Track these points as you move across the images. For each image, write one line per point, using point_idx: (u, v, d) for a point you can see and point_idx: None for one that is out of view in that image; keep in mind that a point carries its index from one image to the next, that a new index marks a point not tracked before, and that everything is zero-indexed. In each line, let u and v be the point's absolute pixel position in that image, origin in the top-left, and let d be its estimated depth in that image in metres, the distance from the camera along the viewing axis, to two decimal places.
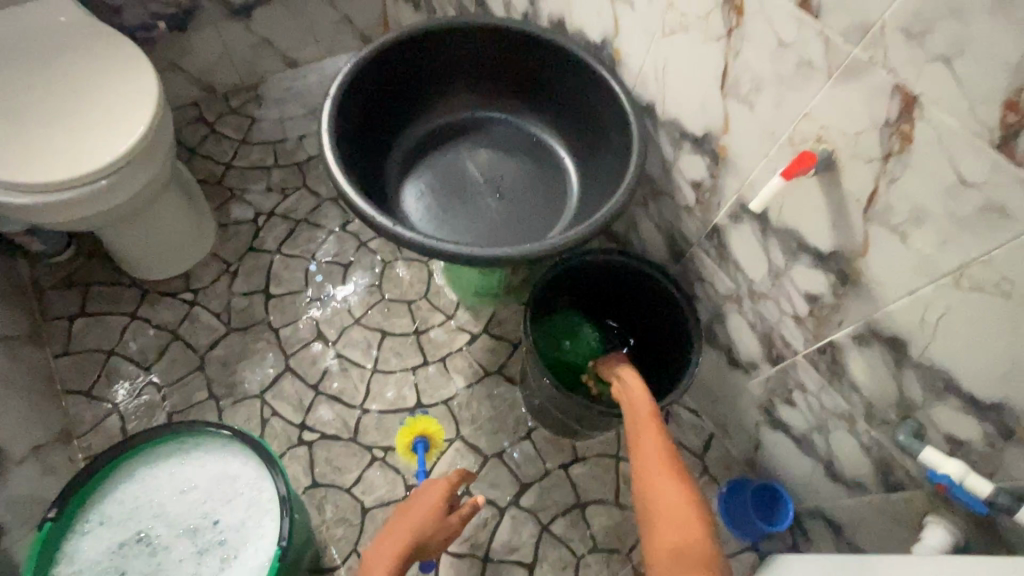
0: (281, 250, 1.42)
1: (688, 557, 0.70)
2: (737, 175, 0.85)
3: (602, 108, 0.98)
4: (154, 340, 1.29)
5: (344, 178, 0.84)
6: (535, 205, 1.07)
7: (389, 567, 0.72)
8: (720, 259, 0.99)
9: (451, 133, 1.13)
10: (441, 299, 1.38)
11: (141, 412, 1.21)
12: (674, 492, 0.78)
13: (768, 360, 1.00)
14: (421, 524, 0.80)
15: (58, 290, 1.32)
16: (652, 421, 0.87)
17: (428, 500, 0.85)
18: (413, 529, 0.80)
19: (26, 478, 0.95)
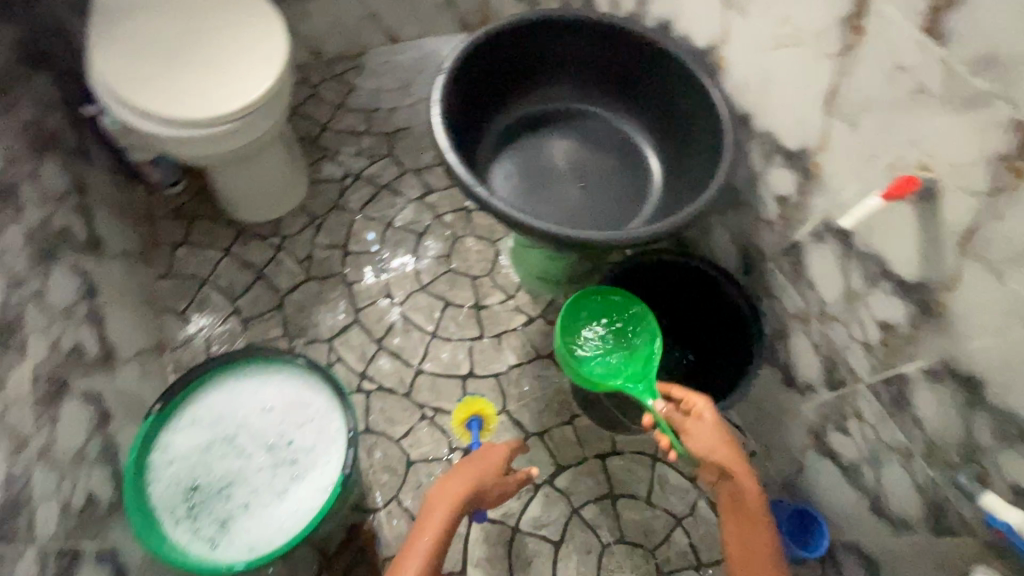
0: (363, 211, 1.51)
1: None
2: (826, 194, 0.86)
3: (696, 113, 1.00)
4: (243, 275, 1.41)
5: (450, 149, 0.91)
6: (616, 198, 1.10)
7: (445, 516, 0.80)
8: (794, 277, 0.99)
9: (544, 120, 1.17)
10: (505, 278, 1.44)
11: (224, 338, 1.33)
12: None
13: (828, 384, 0.99)
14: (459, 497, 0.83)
15: (167, 219, 1.46)
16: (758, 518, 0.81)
17: (477, 467, 0.89)
18: (456, 493, 0.84)
19: (129, 376, 1.08)
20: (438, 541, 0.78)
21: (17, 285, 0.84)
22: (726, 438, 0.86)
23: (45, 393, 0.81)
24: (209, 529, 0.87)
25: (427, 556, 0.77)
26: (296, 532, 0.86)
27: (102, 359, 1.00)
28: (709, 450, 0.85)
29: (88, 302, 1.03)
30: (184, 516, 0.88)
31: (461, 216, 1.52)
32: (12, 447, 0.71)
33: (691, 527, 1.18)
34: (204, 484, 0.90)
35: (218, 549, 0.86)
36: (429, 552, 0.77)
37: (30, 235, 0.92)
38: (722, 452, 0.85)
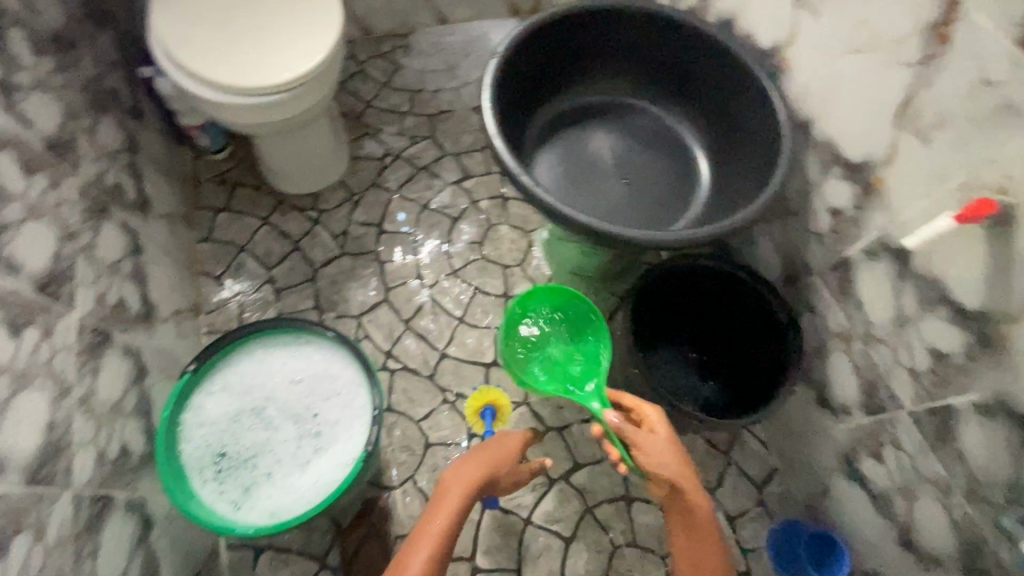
0: (400, 191, 1.52)
1: None
2: (886, 211, 0.81)
3: (752, 117, 0.96)
4: (279, 245, 1.43)
5: (498, 136, 0.89)
6: (660, 198, 1.08)
7: (460, 498, 0.81)
8: (840, 294, 0.95)
9: (593, 112, 1.14)
10: (536, 270, 1.42)
11: (257, 305, 1.36)
12: None
13: (865, 408, 0.96)
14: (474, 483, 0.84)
15: (210, 184, 1.49)
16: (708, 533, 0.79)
17: (495, 452, 0.90)
18: (474, 476, 0.85)
19: (166, 334, 1.10)
20: (449, 527, 0.78)
21: (69, 237, 0.86)
22: (676, 450, 0.83)
23: (89, 344, 0.84)
24: (233, 493, 0.90)
25: (435, 543, 0.76)
26: (318, 503, 0.87)
27: (142, 316, 1.03)
28: (664, 466, 0.80)
29: (133, 259, 1.06)
30: (210, 478, 0.90)
31: (497, 203, 1.51)
32: (57, 392, 0.73)
33: None
34: (232, 449, 0.92)
35: (241, 513, 0.88)
36: (437, 539, 0.77)
37: (85, 190, 0.95)
38: (675, 467, 0.81)
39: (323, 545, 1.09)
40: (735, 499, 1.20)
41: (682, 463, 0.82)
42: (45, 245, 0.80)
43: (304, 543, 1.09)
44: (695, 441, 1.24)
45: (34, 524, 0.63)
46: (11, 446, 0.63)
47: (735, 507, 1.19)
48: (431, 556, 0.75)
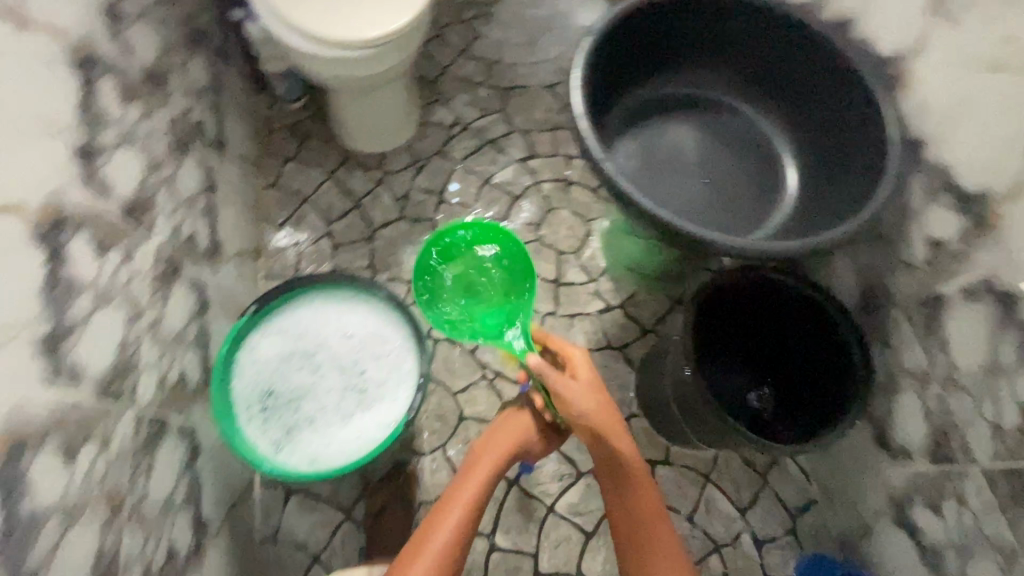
0: (465, 163, 1.50)
1: None
2: (999, 251, 0.74)
3: (856, 130, 0.89)
4: (341, 201, 1.45)
5: (583, 117, 0.86)
6: (738, 203, 1.02)
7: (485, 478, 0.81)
8: (924, 332, 0.88)
9: (680, 104, 1.09)
10: (591, 260, 1.39)
11: (314, 257, 1.39)
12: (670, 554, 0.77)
13: (930, 456, 0.90)
14: (511, 447, 0.86)
15: (282, 132, 1.52)
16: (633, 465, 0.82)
17: (516, 427, 0.88)
18: (500, 450, 0.85)
19: (228, 273, 1.14)
20: (482, 490, 0.80)
21: (154, 167, 0.89)
22: (596, 392, 0.84)
23: (161, 273, 0.86)
24: (276, 434, 0.92)
25: (468, 505, 0.77)
26: (356, 458, 0.89)
27: (209, 253, 1.06)
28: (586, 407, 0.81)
29: (207, 196, 1.09)
30: (256, 416, 0.93)
31: (559, 187, 1.48)
32: (130, 314, 0.76)
33: (730, 557, 1.13)
34: (278, 390, 0.95)
35: (281, 454, 0.91)
36: (471, 500, 0.78)
37: (172, 123, 0.97)
38: (595, 408, 0.82)
39: (351, 498, 1.11)
40: (767, 523, 1.15)
41: (603, 407, 0.82)
42: (133, 171, 0.82)
43: (333, 493, 1.11)
44: (732, 458, 1.20)
45: (100, 435, 0.66)
46: (87, 359, 0.66)
47: (766, 531, 1.15)
48: (465, 516, 0.76)
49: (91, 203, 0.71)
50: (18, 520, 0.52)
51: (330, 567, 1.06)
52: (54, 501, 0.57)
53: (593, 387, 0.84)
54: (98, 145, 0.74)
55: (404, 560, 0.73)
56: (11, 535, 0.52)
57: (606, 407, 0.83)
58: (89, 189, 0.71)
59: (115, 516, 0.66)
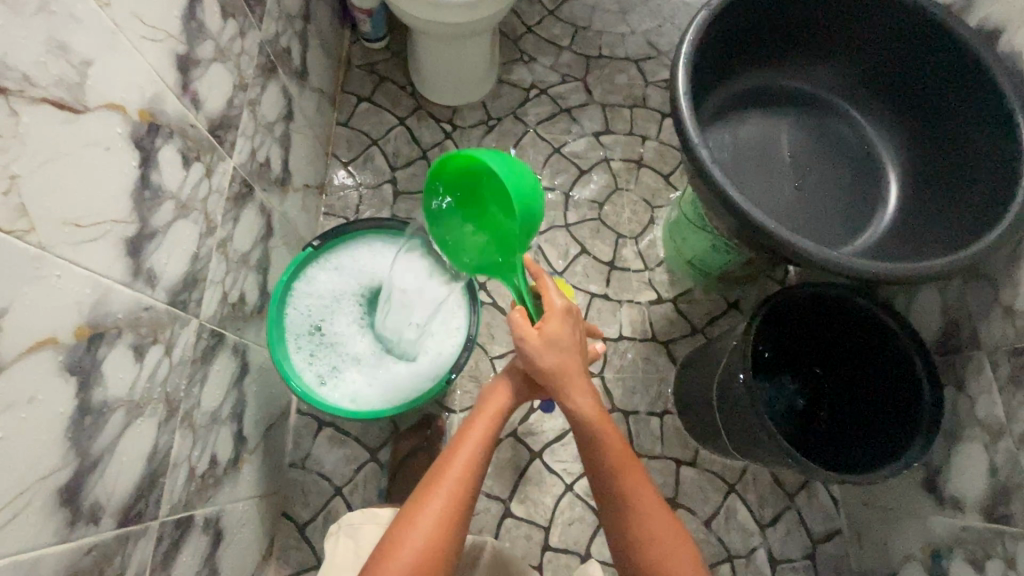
0: (537, 128, 1.46)
1: None
2: None
3: (981, 155, 0.81)
4: (408, 149, 1.44)
5: (684, 95, 0.81)
6: (829, 214, 0.96)
7: (473, 454, 0.72)
8: (1008, 383, 0.82)
9: (784, 100, 1.03)
10: (649, 249, 1.35)
11: (375, 201, 1.39)
12: (657, 508, 0.71)
13: (984, 511, 0.85)
14: (498, 419, 0.77)
15: (360, 71, 1.51)
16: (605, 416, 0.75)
17: (492, 398, 0.79)
18: (485, 422, 0.76)
19: (293, 204, 1.15)
20: (469, 476, 0.70)
21: (242, 88, 0.89)
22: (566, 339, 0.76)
23: (235, 194, 0.88)
24: (321, 368, 0.95)
25: (455, 493, 0.68)
26: (394, 404, 0.92)
27: (279, 181, 1.07)
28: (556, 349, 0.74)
29: (284, 124, 1.09)
30: (304, 348, 0.96)
31: (629, 168, 1.42)
32: (204, 229, 0.78)
33: (741, 569, 1.11)
34: (329, 328, 0.98)
35: (323, 387, 0.94)
36: (456, 487, 0.69)
37: (262, 46, 0.97)
38: (566, 353, 0.75)
39: (378, 441, 1.14)
40: (786, 544, 1.13)
41: (565, 359, 0.75)
42: (223, 88, 0.82)
43: (362, 432, 1.14)
44: (762, 473, 1.17)
45: (166, 340, 0.68)
46: (164, 266, 0.68)
47: (782, 551, 1.12)
48: (449, 506, 0.67)
49: (184, 113, 0.72)
50: (91, 406, 0.55)
51: (350, 501, 1.10)
52: (124, 394, 0.60)
53: (560, 334, 0.75)
54: (195, 57, 0.74)
55: (387, 550, 0.65)
56: (85, 419, 0.55)
57: (575, 353, 0.76)
58: (183, 101, 0.72)
59: (170, 418, 0.69)
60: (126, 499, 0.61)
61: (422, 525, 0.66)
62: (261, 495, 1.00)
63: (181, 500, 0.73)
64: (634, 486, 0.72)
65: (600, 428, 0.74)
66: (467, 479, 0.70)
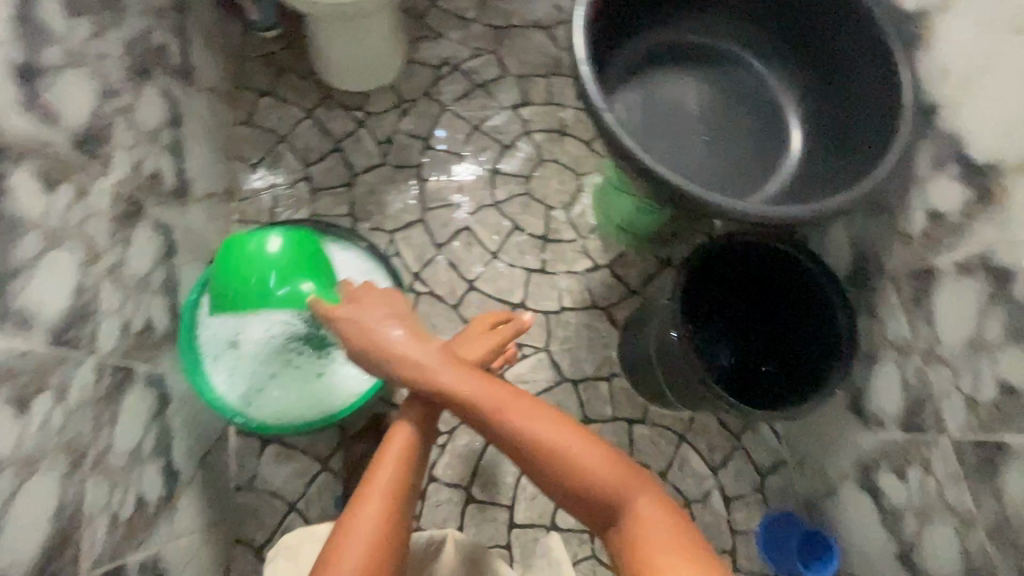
0: (454, 107, 1.42)
1: (602, 492, 0.64)
2: (1001, 225, 0.73)
3: (869, 93, 0.85)
4: (320, 142, 1.36)
5: (585, 59, 0.80)
6: (738, 166, 0.98)
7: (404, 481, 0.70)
8: (911, 305, 0.88)
9: (688, 57, 1.04)
10: (581, 218, 1.35)
11: (290, 202, 1.31)
12: (527, 410, 0.69)
13: (901, 425, 0.92)
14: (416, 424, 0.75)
15: (257, 64, 1.41)
16: (444, 357, 0.74)
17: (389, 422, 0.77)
18: (403, 442, 0.73)
19: (198, 215, 1.07)
20: (401, 480, 0.70)
21: (110, 95, 0.81)
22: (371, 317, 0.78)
23: (121, 214, 0.80)
24: (244, 387, 0.91)
25: (382, 515, 0.65)
26: (331, 414, 0.90)
27: (176, 193, 0.99)
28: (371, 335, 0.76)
29: (172, 130, 1.00)
30: (224, 368, 0.91)
31: (551, 138, 1.41)
32: (86, 257, 0.71)
33: (699, 513, 1.17)
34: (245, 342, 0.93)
35: (249, 408, 0.90)
36: (386, 494, 0.67)
37: (129, 45, 0.88)
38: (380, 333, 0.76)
39: (328, 450, 1.10)
40: (736, 481, 1.19)
41: (367, 337, 0.77)
42: (84, 98, 0.74)
43: (310, 444, 1.10)
44: (708, 420, 1.22)
45: (57, 385, 0.62)
46: (39, 304, 0.61)
47: (734, 489, 1.19)
48: (383, 512, 0.66)
49: (35, 131, 0.64)
50: None
51: (306, 515, 1.06)
52: (6, 453, 0.54)
53: (357, 326, 0.77)
54: (40, 65, 0.66)
55: (328, 557, 0.63)
56: None
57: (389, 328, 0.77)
58: (32, 117, 0.64)
59: (75, 468, 0.63)
60: (31, 565, 0.56)
61: (355, 537, 0.64)
62: (207, 527, 0.95)
63: (105, 552, 0.67)
64: (500, 403, 0.69)
65: (442, 373, 0.72)
66: (396, 486, 0.69)
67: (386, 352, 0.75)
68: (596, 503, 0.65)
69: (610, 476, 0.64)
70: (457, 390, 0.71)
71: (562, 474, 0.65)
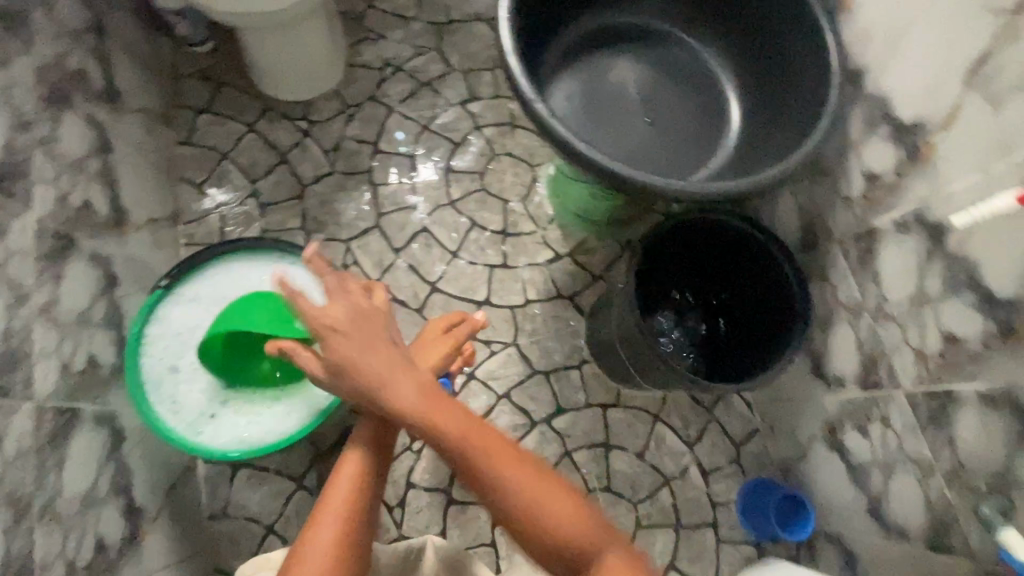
0: (400, 108, 1.39)
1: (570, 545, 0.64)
2: (932, 181, 0.74)
3: (799, 62, 0.86)
4: (265, 156, 1.33)
5: (512, 50, 0.79)
6: (681, 146, 0.98)
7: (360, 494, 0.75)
8: (858, 267, 0.90)
9: (623, 39, 1.04)
10: (538, 209, 1.35)
11: (240, 220, 1.28)
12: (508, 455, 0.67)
13: (859, 383, 0.94)
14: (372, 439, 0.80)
15: (192, 80, 1.36)
16: (428, 386, 0.70)
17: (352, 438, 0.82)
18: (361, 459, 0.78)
19: (140, 243, 1.03)
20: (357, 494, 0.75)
21: (24, 127, 0.77)
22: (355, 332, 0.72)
23: (49, 250, 0.77)
24: (194, 415, 0.89)
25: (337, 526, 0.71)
26: (286, 435, 0.88)
27: (112, 222, 0.95)
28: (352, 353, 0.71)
29: (101, 157, 0.96)
30: (172, 397, 0.89)
31: (502, 131, 1.40)
32: (12, 299, 0.68)
33: (679, 489, 1.18)
34: (193, 369, 0.90)
35: (200, 435, 0.88)
36: (342, 509, 0.73)
37: (42, 72, 0.84)
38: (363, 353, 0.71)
39: (301, 468, 1.08)
40: (712, 454, 1.21)
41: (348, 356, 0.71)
42: None
43: (282, 464, 1.08)
44: (680, 397, 1.23)
45: None
46: None
47: (710, 462, 1.20)
48: (341, 524, 0.71)
49: None
50: None
51: (285, 536, 1.04)
52: None
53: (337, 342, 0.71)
54: None
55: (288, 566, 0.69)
56: None
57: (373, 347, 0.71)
58: None
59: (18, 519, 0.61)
60: None
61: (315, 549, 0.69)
62: (179, 560, 0.93)
63: None
64: (483, 445, 0.66)
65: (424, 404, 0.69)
66: (352, 502, 0.74)
67: (364, 375, 0.70)
68: (562, 554, 0.64)
69: (582, 530, 0.64)
70: (443, 426, 0.67)
71: (535, 522, 0.64)
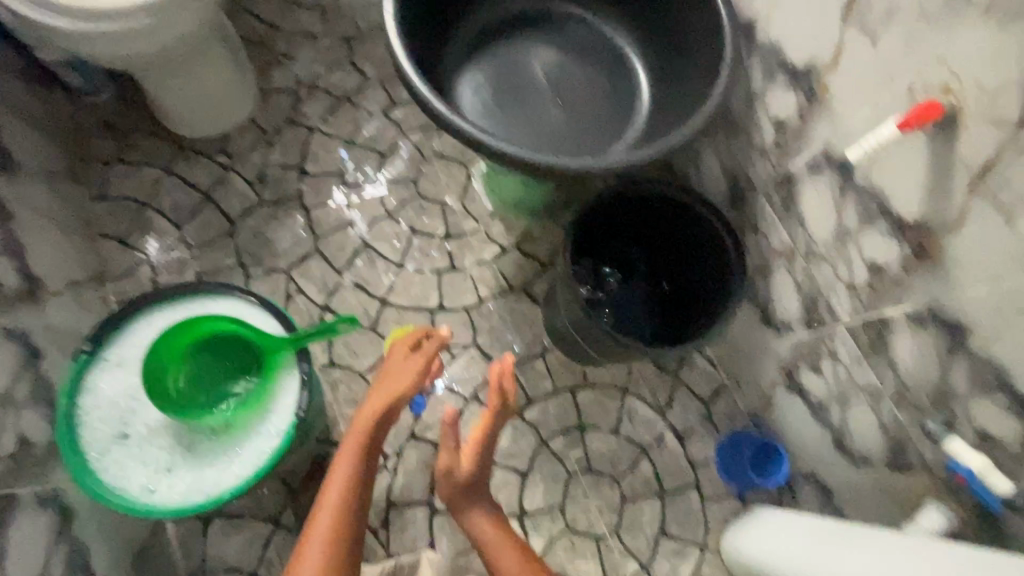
0: (321, 127, 1.36)
1: None
2: (831, 120, 0.76)
3: (693, 21, 0.87)
4: (187, 198, 1.28)
5: (402, 51, 0.79)
6: (596, 121, 0.99)
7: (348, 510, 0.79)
8: (783, 212, 0.92)
9: (523, 26, 1.04)
10: (477, 206, 1.34)
11: (172, 267, 1.23)
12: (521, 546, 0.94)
13: (804, 324, 0.96)
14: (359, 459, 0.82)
15: (95, 132, 1.30)
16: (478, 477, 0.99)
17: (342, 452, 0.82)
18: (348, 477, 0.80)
19: (62, 309, 0.99)
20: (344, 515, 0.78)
21: None
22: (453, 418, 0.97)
23: None
24: (146, 476, 0.85)
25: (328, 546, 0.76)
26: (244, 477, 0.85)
27: (25, 293, 0.90)
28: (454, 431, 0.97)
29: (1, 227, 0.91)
30: (118, 462, 0.85)
31: (429, 134, 1.38)
32: None
33: (657, 457, 1.20)
34: (136, 429, 0.87)
35: (154, 495, 0.84)
36: (331, 531, 0.77)
37: None
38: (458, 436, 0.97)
39: (276, 508, 1.05)
40: (684, 417, 1.23)
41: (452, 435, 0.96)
42: None
43: (254, 508, 1.05)
44: (645, 367, 1.25)
45: None
46: None
47: (683, 425, 1.22)
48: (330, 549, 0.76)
49: None
50: None
51: None
52: None
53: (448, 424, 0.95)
54: None
55: None
56: None
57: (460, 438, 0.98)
58: None
59: None
60: None
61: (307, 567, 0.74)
62: None
63: None
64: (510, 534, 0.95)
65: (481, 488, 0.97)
66: (340, 524, 0.78)
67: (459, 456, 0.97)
68: None
69: None
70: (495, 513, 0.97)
71: None
